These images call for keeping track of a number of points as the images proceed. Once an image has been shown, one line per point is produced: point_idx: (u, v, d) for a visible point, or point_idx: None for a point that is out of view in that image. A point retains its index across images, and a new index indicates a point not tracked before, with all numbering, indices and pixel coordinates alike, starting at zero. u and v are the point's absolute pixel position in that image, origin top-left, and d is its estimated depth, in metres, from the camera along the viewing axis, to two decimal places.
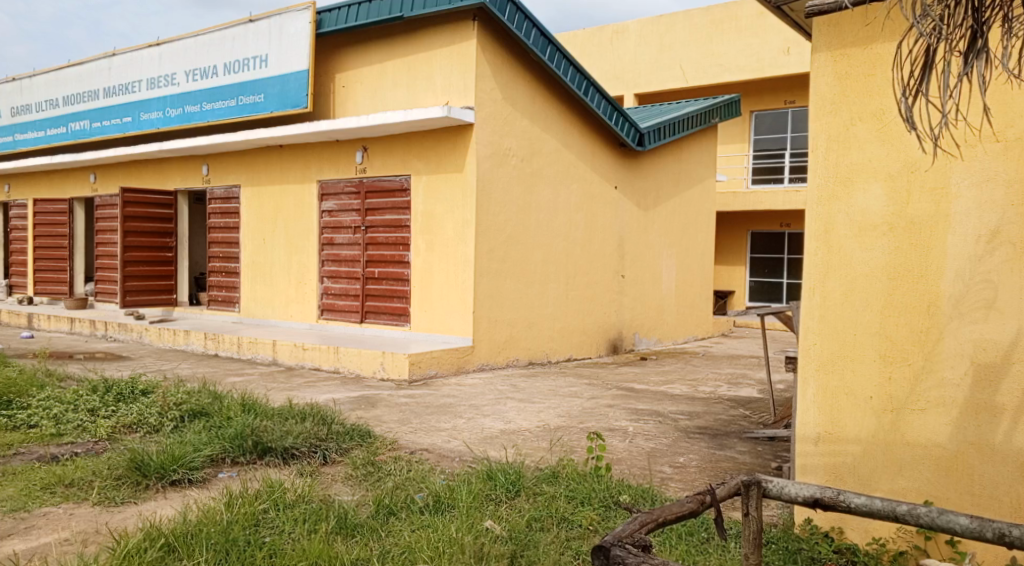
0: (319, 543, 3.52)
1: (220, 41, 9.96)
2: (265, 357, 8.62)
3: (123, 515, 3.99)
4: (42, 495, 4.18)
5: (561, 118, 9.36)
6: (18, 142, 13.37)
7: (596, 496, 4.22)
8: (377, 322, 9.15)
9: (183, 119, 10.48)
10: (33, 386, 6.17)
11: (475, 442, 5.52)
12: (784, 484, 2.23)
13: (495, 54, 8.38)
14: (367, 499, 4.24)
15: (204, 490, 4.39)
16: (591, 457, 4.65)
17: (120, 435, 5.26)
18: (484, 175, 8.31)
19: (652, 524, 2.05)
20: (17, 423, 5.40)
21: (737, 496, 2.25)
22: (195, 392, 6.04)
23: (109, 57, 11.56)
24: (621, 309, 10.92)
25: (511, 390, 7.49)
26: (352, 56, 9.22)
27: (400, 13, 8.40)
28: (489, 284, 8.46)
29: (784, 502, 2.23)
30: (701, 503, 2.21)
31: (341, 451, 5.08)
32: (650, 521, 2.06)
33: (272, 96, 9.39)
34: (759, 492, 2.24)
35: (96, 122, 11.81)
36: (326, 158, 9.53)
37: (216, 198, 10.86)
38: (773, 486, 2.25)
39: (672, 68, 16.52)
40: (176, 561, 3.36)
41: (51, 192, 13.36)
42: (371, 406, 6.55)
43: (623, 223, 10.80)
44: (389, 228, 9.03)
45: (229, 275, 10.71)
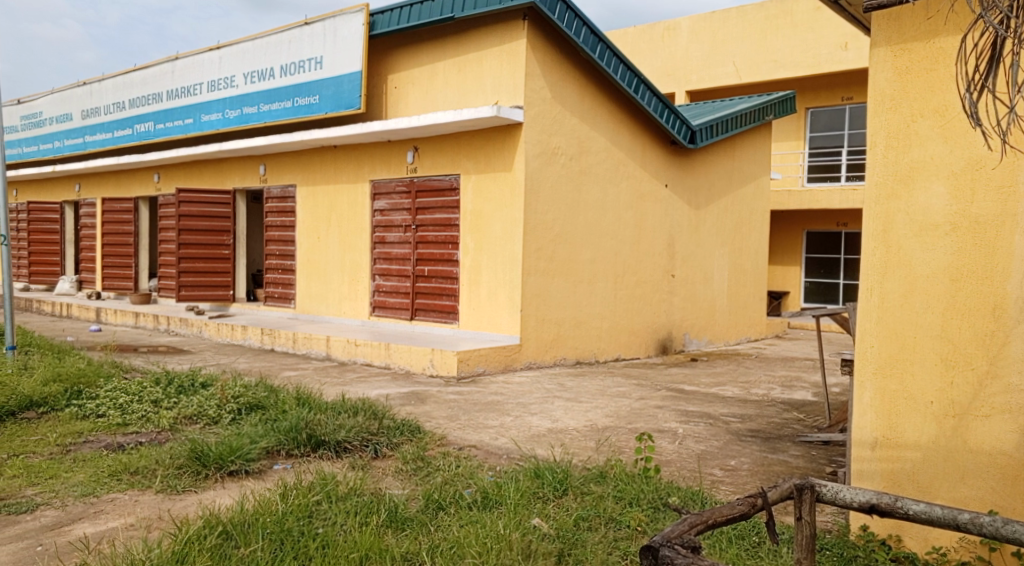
0: (371, 535, 3.59)
1: (277, 43, 10.18)
2: (318, 353, 8.79)
3: (184, 503, 4.12)
4: (108, 482, 4.36)
5: (611, 116, 9.32)
6: (87, 143, 13.90)
7: (645, 497, 4.19)
8: (426, 319, 9.24)
9: (241, 120, 10.75)
10: (101, 376, 6.42)
11: (523, 440, 5.54)
12: (839, 489, 2.20)
13: (545, 53, 8.39)
14: (417, 493, 4.30)
15: (260, 481, 4.51)
16: (640, 458, 4.63)
17: (181, 426, 5.44)
18: (533, 174, 8.32)
19: (701, 525, 2.04)
20: (85, 413, 5.63)
21: (790, 500, 2.22)
22: (253, 385, 6.20)
23: (172, 61, 11.93)
24: (671, 309, 10.81)
25: (559, 389, 7.49)
26: (404, 57, 9.34)
27: (452, 14, 8.47)
28: (537, 283, 8.47)
29: (839, 507, 2.21)
30: (753, 505, 2.18)
31: (392, 446, 5.16)
32: (700, 522, 2.04)
33: (326, 97, 9.57)
34: (813, 496, 2.21)
35: (159, 123, 12.21)
36: (378, 158, 9.67)
37: (272, 198, 11.12)
38: (827, 491, 2.22)
39: (725, 65, 16.27)
40: (234, 548, 3.47)
41: (117, 191, 13.85)
42: (420, 402, 6.63)
43: (674, 222, 10.69)
44: (438, 226, 9.11)
45: (284, 273, 10.95)
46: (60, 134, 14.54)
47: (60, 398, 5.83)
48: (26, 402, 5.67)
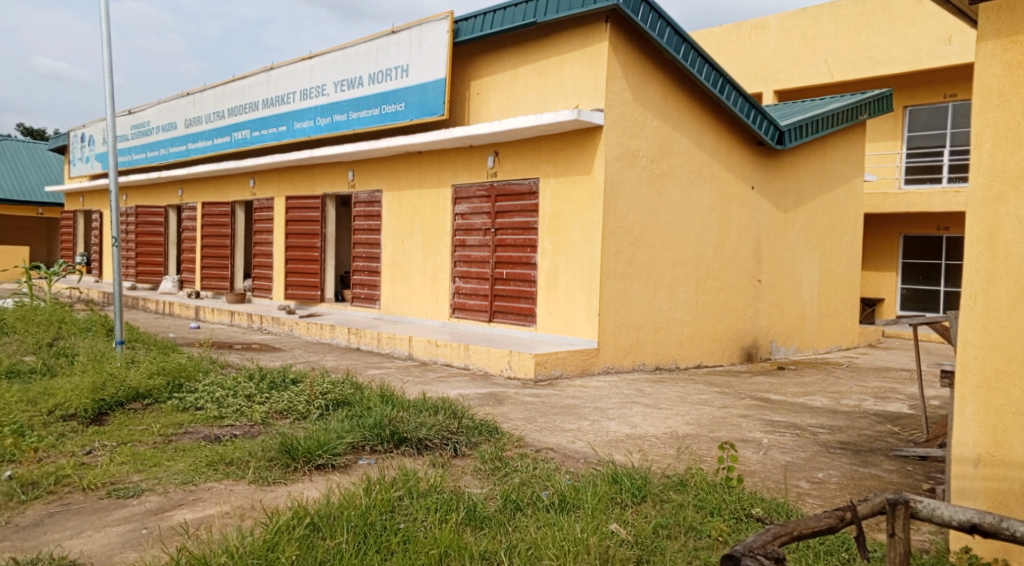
0: (451, 532, 3.68)
1: (366, 52, 10.50)
2: (401, 352, 9.00)
3: (274, 495, 4.31)
4: (206, 471, 4.60)
5: (694, 118, 9.20)
6: (189, 151, 14.68)
7: (727, 507, 4.12)
8: (505, 321, 9.32)
9: (331, 127, 11.13)
10: (199, 371, 6.77)
11: (600, 444, 5.53)
12: (935, 507, 2.21)
13: (627, 55, 8.35)
14: (495, 493, 4.36)
15: (345, 475, 4.67)
16: (722, 467, 4.55)
17: (272, 420, 5.69)
18: (613, 177, 8.29)
19: (786, 536, 2.04)
20: (186, 405, 5.96)
21: (883, 515, 2.22)
22: (340, 382, 6.41)
23: (268, 71, 12.48)
24: (757, 316, 10.55)
25: (638, 395, 7.43)
26: (487, 62, 9.47)
27: (534, 19, 8.57)
28: (616, 287, 8.42)
29: (935, 525, 2.21)
30: (841, 518, 2.20)
31: (471, 445, 5.24)
32: (783, 533, 2.04)
33: (412, 104, 9.80)
34: (907, 513, 2.22)
35: (255, 131, 12.78)
36: (461, 163, 9.82)
37: (360, 202, 11.42)
38: (922, 508, 2.22)
39: (817, 63, 15.75)
40: (320, 538, 3.61)
41: (215, 195, 14.53)
42: (499, 403, 6.70)
43: (760, 226, 10.43)
44: (517, 230, 9.19)
45: (370, 274, 11.25)
46: (166, 142, 15.41)
47: (163, 391, 6.19)
48: (133, 393, 6.04)
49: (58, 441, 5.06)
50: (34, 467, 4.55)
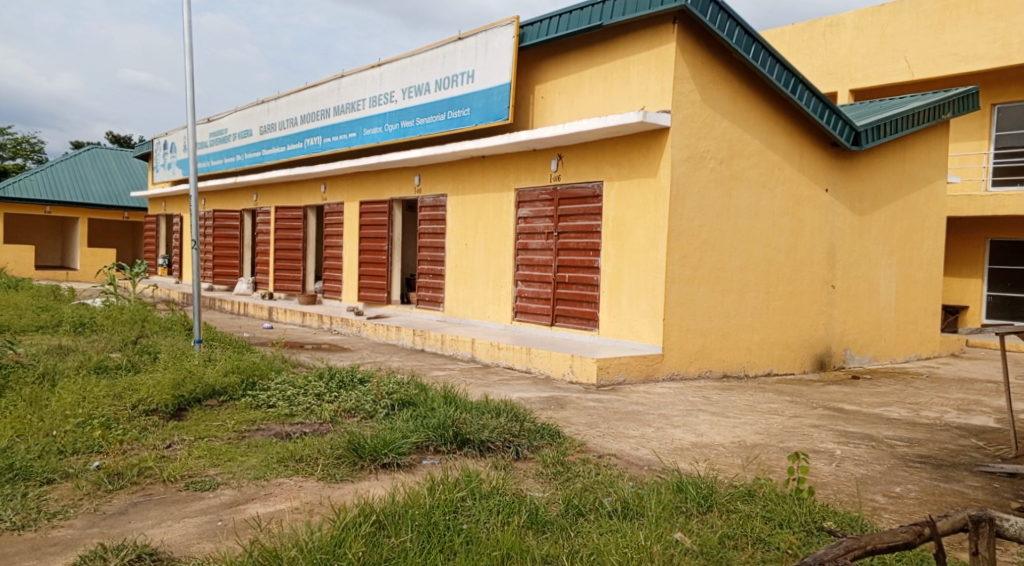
0: (513, 535, 3.70)
1: (433, 59, 10.64)
2: (464, 355, 9.09)
3: (341, 491, 4.42)
4: (277, 467, 4.74)
5: (764, 120, 9.00)
6: (264, 157, 15.16)
7: (797, 519, 4.00)
8: (567, 325, 9.29)
9: (399, 133, 11.32)
10: (273, 369, 6.98)
11: (665, 452, 5.46)
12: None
13: (695, 56, 8.24)
14: (557, 497, 4.36)
15: (410, 474, 4.75)
16: (791, 478, 4.41)
17: (341, 418, 5.84)
18: (679, 180, 8.18)
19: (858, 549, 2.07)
20: (259, 402, 6.16)
21: (967, 534, 2.38)
22: (405, 382, 6.52)
23: (339, 79, 12.78)
24: (830, 323, 10.24)
25: (704, 402, 7.30)
26: (552, 66, 9.48)
27: (600, 22, 8.55)
28: (681, 292, 8.30)
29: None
30: (919, 535, 2.29)
31: (533, 448, 5.25)
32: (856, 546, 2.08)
33: (477, 109, 9.89)
34: (993, 529, 2.34)
35: (327, 137, 13.11)
36: (524, 167, 9.85)
37: (426, 207, 11.57)
38: (1013, 528, 2.35)
39: (895, 61, 15.17)
40: (385, 536, 3.68)
41: (288, 200, 14.96)
42: (561, 407, 6.68)
43: (834, 229, 10.11)
44: (580, 233, 9.15)
45: (435, 278, 11.38)
46: (242, 148, 15.96)
47: (238, 388, 6.41)
48: (210, 390, 6.27)
49: (141, 434, 5.30)
50: (120, 458, 4.78)
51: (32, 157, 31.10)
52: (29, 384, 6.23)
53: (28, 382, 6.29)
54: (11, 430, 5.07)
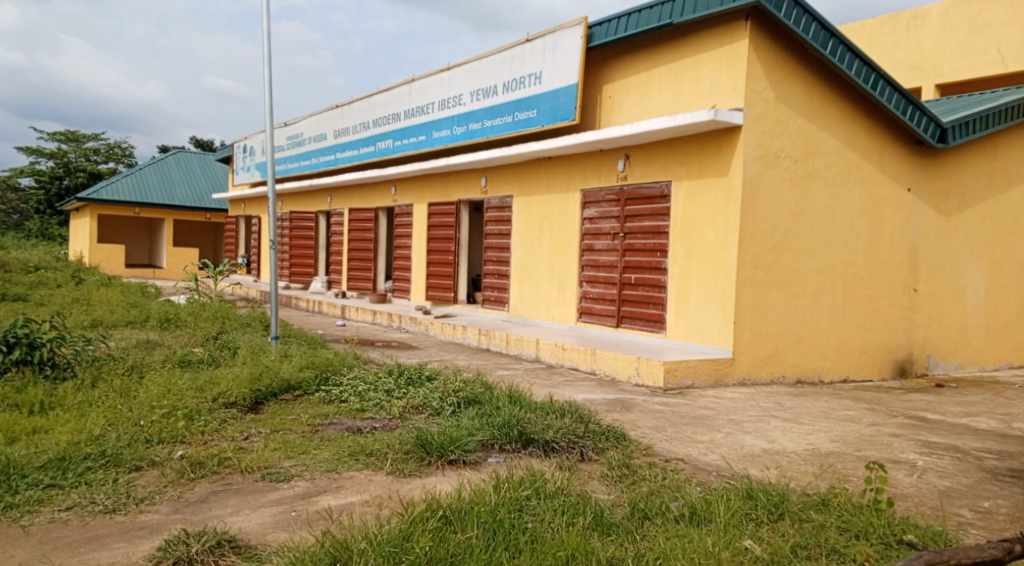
0: (578, 536, 3.72)
1: (502, 61, 10.72)
2: (529, 355, 9.12)
3: (410, 486, 4.52)
4: (348, 460, 4.88)
5: (841, 117, 8.73)
6: (338, 160, 15.56)
7: (874, 532, 3.87)
8: (633, 327, 9.20)
9: (468, 135, 11.45)
10: (345, 365, 7.16)
11: (734, 458, 5.36)
12: None
13: (769, 53, 8.06)
14: (623, 500, 4.34)
15: (476, 472, 4.82)
16: (869, 489, 4.27)
17: (409, 414, 5.96)
18: (752, 180, 8.02)
19: None
20: (332, 397, 6.35)
21: None
22: (472, 381, 6.59)
23: (409, 83, 13.02)
24: (912, 328, 9.85)
25: (777, 408, 7.13)
26: (621, 66, 9.42)
27: (669, 20, 8.45)
28: (754, 294, 8.13)
29: None
30: (1008, 550, 2.22)
31: (598, 450, 5.23)
32: None
33: (544, 110, 9.91)
34: None
35: (398, 140, 13.37)
36: (591, 168, 9.82)
37: (492, 208, 11.66)
38: None
39: (986, 53, 14.44)
40: (451, 532, 3.75)
41: (360, 202, 15.32)
42: (626, 410, 6.64)
43: (917, 230, 9.72)
44: (647, 234, 9.04)
45: (501, 278, 11.46)
46: (317, 152, 16.42)
47: (311, 383, 6.62)
48: (286, 385, 6.51)
49: (221, 426, 5.53)
50: (201, 448, 5.00)
51: (123, 161, 32.70)
52: (119, 375, 6.59)
53: (118, 373, 6.65)
54: (103, 418, 5.37)
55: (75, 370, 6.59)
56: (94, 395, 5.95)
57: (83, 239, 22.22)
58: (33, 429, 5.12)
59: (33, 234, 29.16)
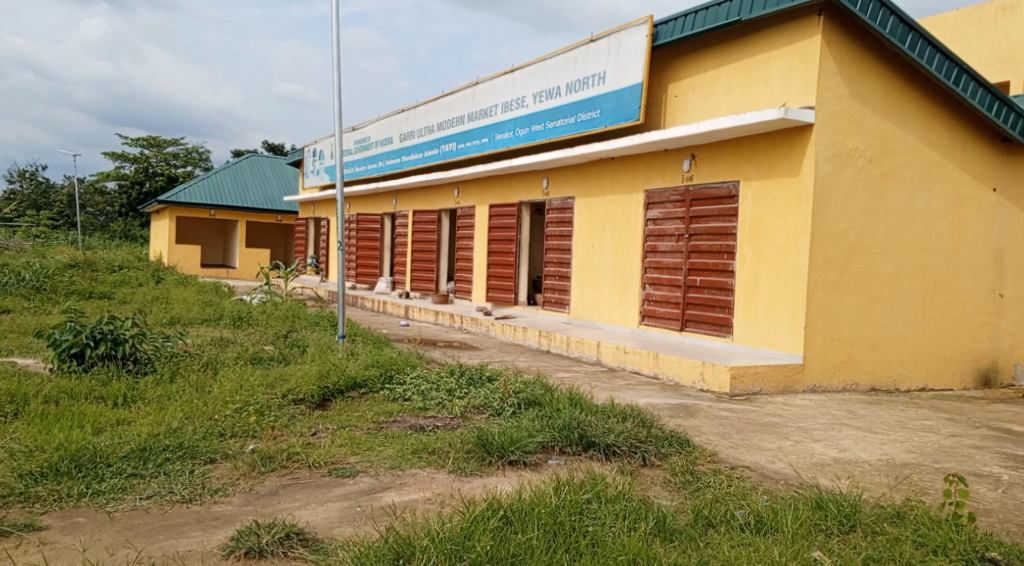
0: (639, 541, 3.70)
1: (565, 62, 10.72)
2: (590, 357, 9.09)
3: (471, 485, 4.58)
4: (411, 458, 4.96)
5: (919, 114, 8.42)
6: (404, 163, 15.81)
7: (953, 548, 3.73)
8: (697, 331, 9.05)
9: (531, 136, 11.47)
10: (408, 364, 7.27)
11: (804, 467, 5.23)
12: None
13: (843, 49, 7.82)
14: (686, 506, 4.29)
15: (536, 473, 4.84)
16: (948, 502, 4.11)
17: (470, 414, 6.02)
18: (824, 179, 7.80)
19: None
20: (396, 396, 6.47)
21: None
22: (532, 382, 6.60)
23: (473, 86, 13.13)
24: (996, 336, 9.43)
25: (849, 417, 6.91)
26: (687, 64, 9.29)
27: (737, 18, 8.30)
28: (826, 298, 7.90)
29: None
30: None
31: (660, 455, 5.17)
32: None
33: (608, 110, 9.86)
34: None
35: (461, 143, 13.51)
36: (655, 168, 9.71)
37: (554, 210, 11.65)
38: None
39: None
40: (512, 532, 3.78)
41: (423, 204, 15.52)
42: (690, 415, 6.55)
43: (1003, 232, 9.29)
44: (713, 235, 8.88)
45: (562, 280, 11.43)
46: (383, 155, 16.72)
47: (376, 381, 6.75)
48: (351, 382, 6.66)
49: (290, 421, 5.70)
50: (272, 443, 5.16)
51: (201, 165, 33.93)
52: (195, 371, 6.86)
53: (194, 369, 6.93)
54: (180, 412, 5.60)
55: (155, 365, 6.90)
56: (172, 390, 6.21)
57: (163, 240, 23.21)
58: (116, 420, 5.38)
59: (117, 235, 30.65)
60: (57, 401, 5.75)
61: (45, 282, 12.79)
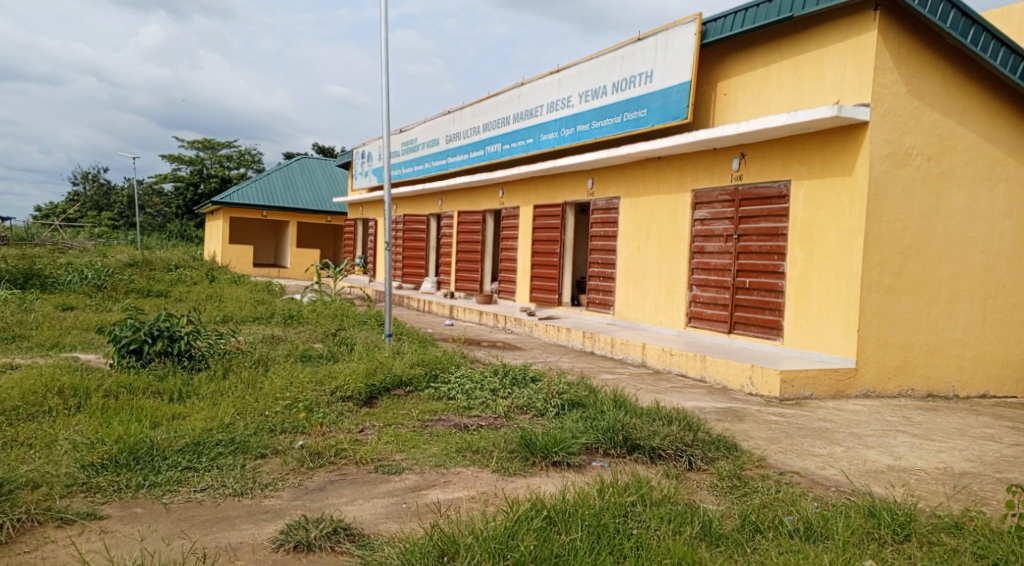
0: (684, 545, 3.67)
1: (612, 62, 10.66)
2: (636, 359, 9.03)
3: (514, 485, 4.60)
4: (455, 456, 5.01)
5: (982, 111, 8.17)
6: (450, 164, 15.92)
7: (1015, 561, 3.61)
8: (746, 333, 8.92)
9: (576, 136, 11.44)
10: (453, 363, 7.31)
11: (856, 474, 5.11)
12: None
13: (901, 44, 7.63)
14: (734, 511, 4.23)
15: (580, 475, 4.83)
16: (1010, 514, 3.98)
17: (514, 414, 6.04)
18: (879, 179, 7.61)
19: None
20: (441, 394, 6.53)
21: None
22: (576, 383, 6.59)
23: (519, 87, 13.15)
24: None
25: (904, 423, 6.73)
26: (737, 62, 9.16)
27: (789, 14, 8.15)
28: (880, 301, 7.70)
29: None
30: None
31: (707, 459, 5.11)
32: None
33: (655, 109, 9.78)
34: None
35: (507, 144, 13.55)
36: (703, 167, 9.59)
37: (599, 211, 11.60)
38: None
39: None
40: (556, 533, 3.78)
41: (468, 204, 15.59)
42: (738, 419, 6.46)
43: None
44: (763, 236, 8.74)
45: (607, 280, 11.37)
46: (430, 156, 16.87)
47: (422, 380, 6.81)
48: (397, 380, 6.74)
49: (338, 418, 5.80)
50: (320, 439, 5.26)
51: (253, 167, 34.69)
52: (247, 368, 7.03)
53: (246, 366, 7.10)
54: (233, 407, 5.75)
55: (209, 362, 7.08)
56: (224, 385, 6.37)
57: (217, 240, 23.82)
58: (172, 414, 5.55)
59: (174, 235, 31.54)
60: (116, 395, 5.95)
61: (106, 279, 13.24)
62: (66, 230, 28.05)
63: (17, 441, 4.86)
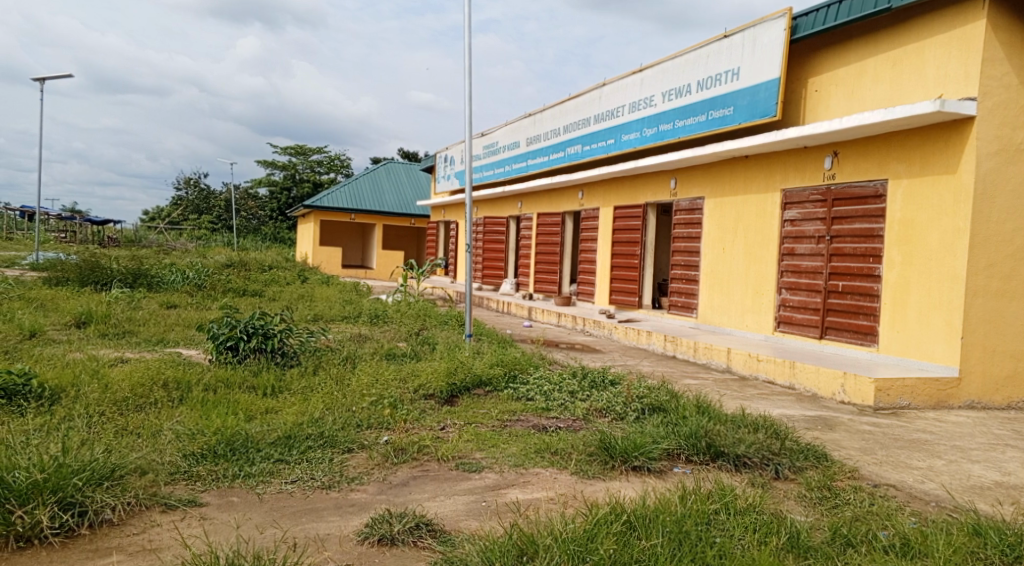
0: (770, 556, 3.58)
1: (696, 60, 10.46)
2: (720, 365, 8.83)
3: (594, 488, 4.58)
4: (535, 457, 5.03)
5: None
6: (530, 166, 15.98)
7: None
8: (838, 339, 8.58)
9: (659, 136, 11.28)
10: (532, 364, 7.33)
11: (958, 489, 4.84)
12: None
13: (1013, 33, 7.21)
14: (823, 523, 4.08)
15: (661, 480, 4.77)
16: None
17: (593, 417, 6.02)
18: (987, 176, 7.20)
19: None
20: (520, 395, 6.56)
21: None
22: (657, 387, 6.49)
23: (600, 88, 13.08)
24: None
25: (1013, 437, 6.34)
26: (829, 57, 8.85)
27: (887, 5, 7.79)
28: (988, 306, 7.28)
29: None
30: None
31: (795, 469, 4.95)
32: None
33: (742, 107, 9.54)
34: None
35: (587, 145, 13.50)
36: (793, 166, 9.30)
37: (682, 211, 11.40)
38: None
39: None
40: (636, 538, 3.75)
41: (548, 207, 15.60)
42: (829, 428, 6.22)
43: None
44: (857, 237, 8.39)
45: (691, 283, 11.17)
46: (510, 159, 16.99)
47: (501, 380, 6.86)
48: (477, 380, 6.81)
49: (420, 415, 5.92)
50: (403, 435, 5.37)
51: (342, 172, 35.74)
52: (336, 365, 7.26)
53: (335, 363, 7.34)
54: (322, 403, 5.94)
55: (299, 359, 7.35)
56: (314, 382, 6.60)
57: (308, 242, 24.66)
58: (265, 409, 5.79)
59: (267, 237, 32.80)
60: (215, 389, 6.25)
61: (206, 279, 13.91)
62: (171, 232, 29.61)
63: (127, 430, 5.17)
